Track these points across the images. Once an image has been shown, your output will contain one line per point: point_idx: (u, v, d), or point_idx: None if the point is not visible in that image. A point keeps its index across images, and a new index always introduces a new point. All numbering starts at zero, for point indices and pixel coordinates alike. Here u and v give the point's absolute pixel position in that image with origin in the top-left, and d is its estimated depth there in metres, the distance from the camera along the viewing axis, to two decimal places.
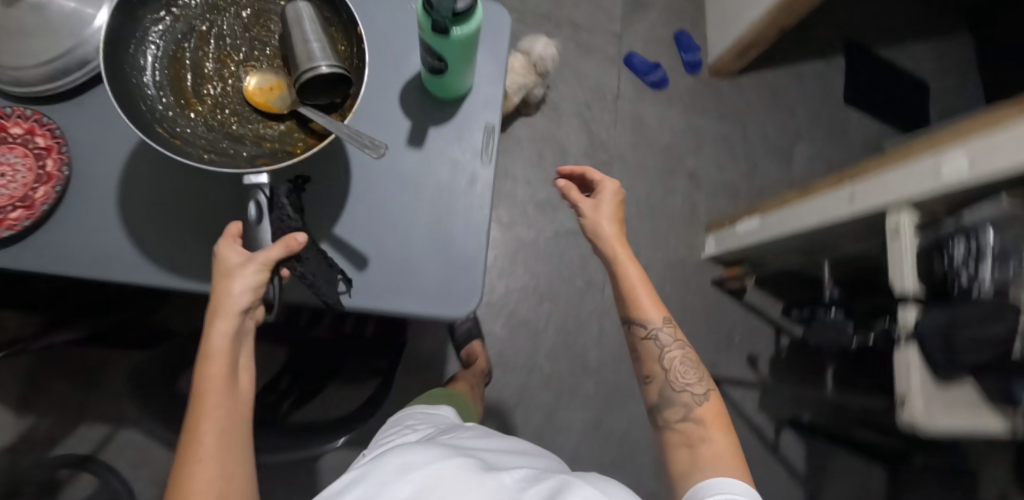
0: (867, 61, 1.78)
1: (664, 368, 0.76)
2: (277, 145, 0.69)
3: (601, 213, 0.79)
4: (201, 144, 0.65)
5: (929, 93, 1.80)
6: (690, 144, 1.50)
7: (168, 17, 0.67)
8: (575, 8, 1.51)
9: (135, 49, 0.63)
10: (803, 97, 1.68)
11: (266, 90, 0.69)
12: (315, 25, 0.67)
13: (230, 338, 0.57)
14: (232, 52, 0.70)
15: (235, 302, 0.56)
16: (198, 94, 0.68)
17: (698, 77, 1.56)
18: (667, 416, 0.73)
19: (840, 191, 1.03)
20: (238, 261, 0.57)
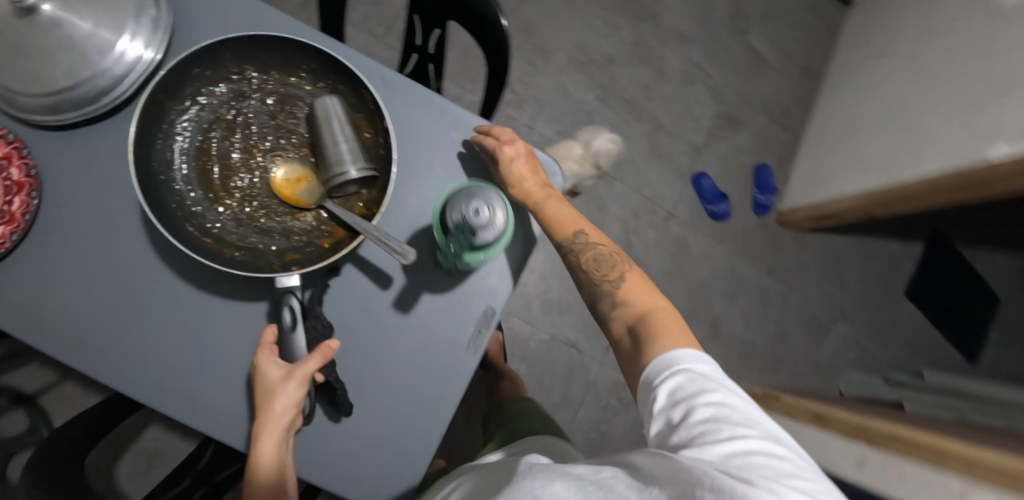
0: (944, 258, 1.63)
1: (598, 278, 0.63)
2: (307, 240, 0.63)
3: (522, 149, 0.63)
4: (228, 242, 0.60)
5: (998, 313, 1.64)
6: (726, 289, 1.39)
7: (199, 106, 0.61)
8: (662, 106, 1.39)
9: (163, 144, 0.59)
10: (864, 273, 1.55)
11: (294, 182, 0.62)
12: (344, 122, 0.59)
13: (278, 450, 0.54)
14: (258, 140, 0.63)
15: (280, 416, 0.53)
16: (226, 188, 0.62)
17: (763, 220, 1.43)
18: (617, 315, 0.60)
19: (854, 446, 0.92)
20: (280, 377, 0.54)
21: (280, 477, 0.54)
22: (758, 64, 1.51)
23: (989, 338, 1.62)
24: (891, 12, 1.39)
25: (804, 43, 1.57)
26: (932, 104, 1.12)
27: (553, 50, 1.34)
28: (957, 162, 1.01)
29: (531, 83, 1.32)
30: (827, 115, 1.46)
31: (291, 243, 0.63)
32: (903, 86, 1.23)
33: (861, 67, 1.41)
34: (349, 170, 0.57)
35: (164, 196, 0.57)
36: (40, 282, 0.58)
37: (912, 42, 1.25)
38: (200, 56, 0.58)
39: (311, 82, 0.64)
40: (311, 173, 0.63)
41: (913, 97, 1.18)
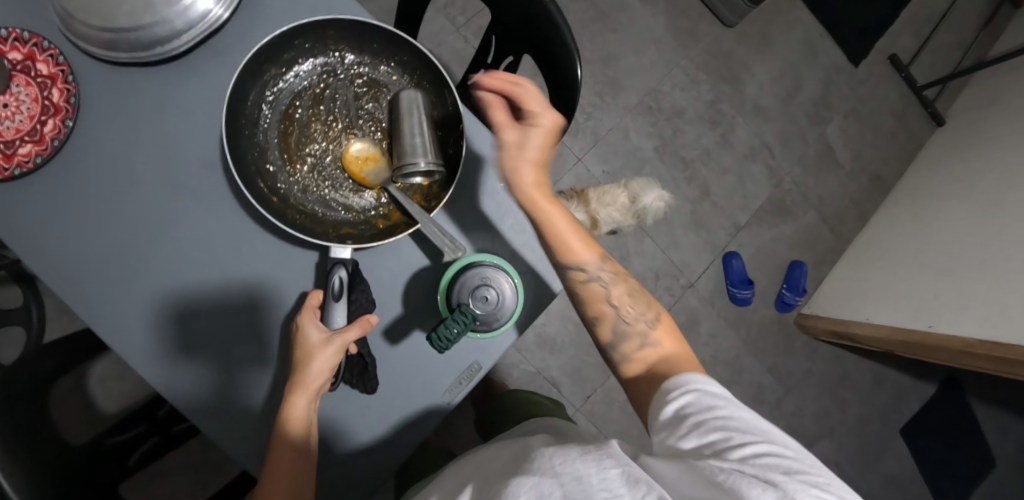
0: (949, 407, 1.57)
1: (616, 307, 0.56)
2: (363, 221, 0.61)
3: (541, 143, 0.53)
4: (292, 208, 0.58)
5: (987, 479, 1.58)
6: (721, 375, 1.35)
7: (295, 72, 0.58)
8: (717, 174, 1.34)
9: (253, 99, 0.56)
10: (865, 399, 1.50)
11: (363, 160, 0.60)
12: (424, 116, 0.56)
13: (309, 413, 0.51)
14: (339, 114, 0.60)
15: (317, 379, 0.50)
16: (300, 152, 0.59)
17: (782, 317, 1.38)
18: (628, 359, 0.54)
19: None
20: (320, 341, 0.51)
21: (306, 442, 0.51)
22: (827, 159, 1.44)
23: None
24: (980, 147, 1.32)
25: (881, 151, 1.49)
26: (994, 260, 1.05)
27: (625, 86, 1.30)
28: (1008, 334, 0.95)
29: (593, 114, 1.27)
30: (880, 233, 1.39)
31: (348, 218, 0.61)
32: (970, 231, 1.16)
33: (930, 194, 1.34)
34: (418, 161, 0.54)
35: (244, 154, 0.55)
36: (50, 202, 0.57)
37: (994, 187, 1.18)
38: (306, 28, 0.55)
39: (399, 73, 0.60)
40: (381, 154, 0.60)
41: (976, 246, 1.12)
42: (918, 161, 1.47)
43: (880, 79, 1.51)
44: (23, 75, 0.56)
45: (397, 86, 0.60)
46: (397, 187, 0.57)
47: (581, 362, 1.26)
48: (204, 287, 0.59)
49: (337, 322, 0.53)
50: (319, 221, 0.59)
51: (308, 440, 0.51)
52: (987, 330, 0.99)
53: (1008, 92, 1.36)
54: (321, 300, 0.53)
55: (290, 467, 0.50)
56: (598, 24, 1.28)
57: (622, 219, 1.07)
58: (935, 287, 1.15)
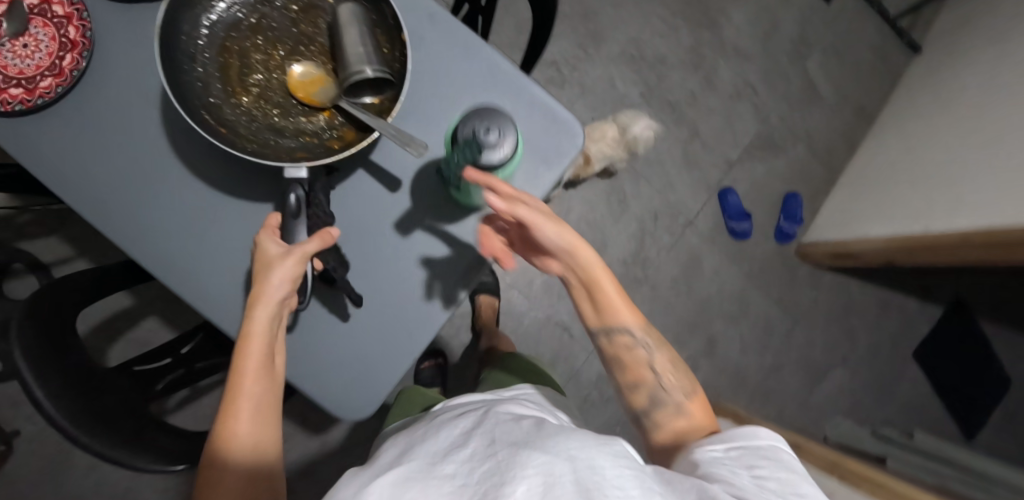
0: (961, 328, 1.59)
1: (657, 374, 0.61)
2: (316, 143, 0.63)
3: (553, 235, 0.54)
4: (242, 136, 0.61)
5: (1006, 396, 1.60)
6: (730, 311, 1.37)
7: (225, 4, 0.61)
8: (705, 115, 1.38)
9: (188, 33, 0.59)
10: (874, 327, 1.52)
11: (309, 82, 0.62)
12: (363, 27, 0.59)
13: (270, 327, 0.55)
14: (277, 43, 0.63)
15: (274, 291, 0.54)
16: (244, 84, 0.62)
17: (782, 249, 1.41)
18: (659, 423, 0.60)
19: (824, 478, 0.91)
20: (278, 253, 0.54)
21: (267, 356, 0.55)
22: (810, 94, 1.48)
23: (989, 419, 1.58)
24: (957, 63, 1.35)
25: (863, 82, 1.53)
26: (980, 161, 1.09)
27: (607, 38, 1.34)
28: (1002, 219, 0.98)
29: (579, 66, 1.32)
30: (870, 159, 1.42)
31: (302, 143, 0.63)
32: (954, 141, 1.19)
33: (915, 114, 1.37)
34: (365, 69, 0.57)
35: (186, 85, 0.58)
36: (70, 135, 0.61)
37: (974, 97, 1.21)
38: None
39: None
40: (326, 76, 0.63)
41: (961, 152, 1.15)
42: (901, 88, 1.51)
43: (854, 14, 1.56)
44: (39, 16, 0.60)
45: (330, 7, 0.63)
46: (350, 101, 0.60)
47: None
48: (203, 210, 0.63)
49: (300, 237, 0.56)
50: (270, 145, 0.61)
51: (272, 352, 0.55)
52: (980, 221, 1.02)
53: (980, 11, 1.40)
54: (281, 223, 0.57)
55: (254, 374, 0.54)
56: None
57: (614, 153, 1.12)
58: (926, 194, 1.18)
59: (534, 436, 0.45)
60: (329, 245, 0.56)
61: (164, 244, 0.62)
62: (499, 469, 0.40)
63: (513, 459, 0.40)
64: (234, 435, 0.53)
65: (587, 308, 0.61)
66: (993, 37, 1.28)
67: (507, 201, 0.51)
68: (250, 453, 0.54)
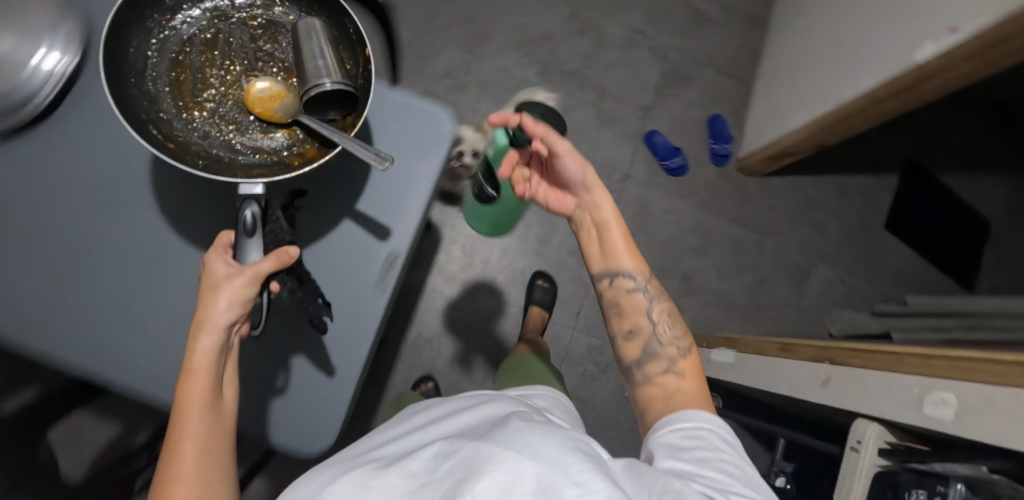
0: (923, 187, 1.61)
1: (651, 323, 0.78)
2: (274, 158, 0.63)
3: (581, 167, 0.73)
4: (195, 153, 0.61)
5: (986, 236, 1.62)
6: (694, 243, 1.38)
7: (182, 20, 0.63)
8: (605, 73, 1.42)
9: (137, 48, 0.59)
10: (838, 215, 1.53)
11: (267, 98, 0.61)
12: (325, 42, 0.60)
13: (216, 355, 0.52)
14: (232, 61, 0.64)
15: (221, 315, 0.52)
16: (196, 100, 0.63)
17: (723, 170, 1.44)
18: (648, 376, 0.74)
19: (817, 366, 0.90)
20: (227, 274, 0.53)
21: (214, 386, 0.52)
22: (699, 21, 1.52)
23: (977, 261, 1.60)
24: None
25: None
26: (871, 24, 1.12)
27: (490, 34, 1.38)
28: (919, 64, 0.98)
29: (472, 68, 1.35)
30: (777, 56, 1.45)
31: (258, 160, 0.63)
32: (841, 15, 1.22)
33: (800, 3, 1.41)
34: (325, 81, 0.58)
35: (131, 96, 0.58)
36: None
37: None
38: None
39: (293, 11, 0.66)
40: (288, 93, 0.62)
41: (851, 22, 1.18)
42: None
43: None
44: None
45: (291, 22, 0.65)
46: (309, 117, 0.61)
47: (560, 283, 1.29)
48: (142, 264, 0.64)
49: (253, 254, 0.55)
50: (226, 163, 0.61)
51: (218, 385, 0.53)
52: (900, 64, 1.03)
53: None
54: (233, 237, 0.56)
55: (201, 408, 0.50)
56: None
57: None
58: (836, 63, 1.20)
59: (501, 431, 0.43)
60: (286, 265, 0.56)
61: (102, 293, 0.63)
62: (461, 476, 0.38)
63: (476, 456, 0.39)
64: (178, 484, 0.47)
65: (597, 255, 0.80)
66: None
67: (568, 151, 0.71)
68: None
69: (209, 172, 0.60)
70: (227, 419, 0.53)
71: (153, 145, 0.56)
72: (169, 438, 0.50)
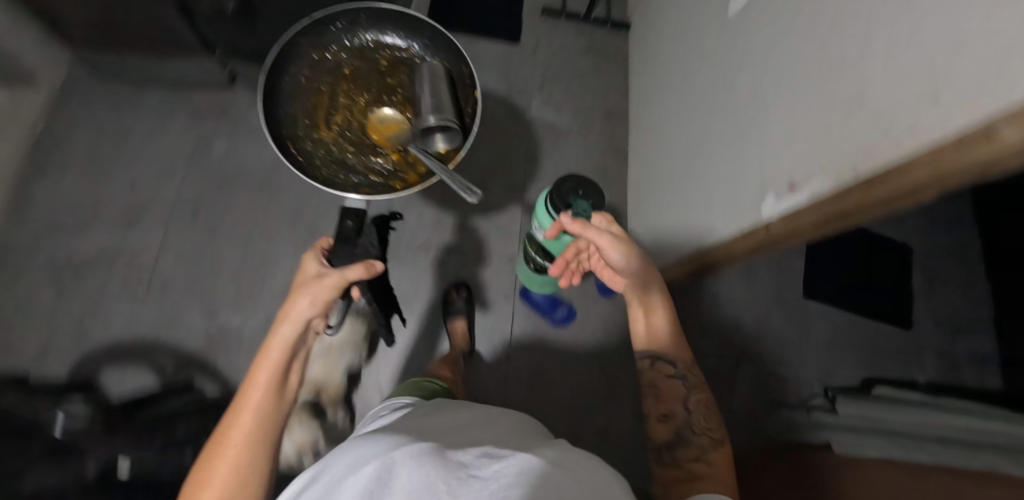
0: None
1: (686, 408, 0.92)
2: (380, 178, 0.95)
3: (629, 253, 0.92)
4: (317, 164, 0.92)
5: None
6: (601, 392, 1.23)
7: (328, 54, 0.98)
8: (463, 233, 1.33)
9: (293, 74, 0.95)
10: (750, 293, 1.42)
11: (389, 126, 1.01)
12: (443, 88, 0.95)
13: (290, 341, 0.73)
14: (365, 106, 1.02)
15: (303, 307, 0.74)
16: (328, 125, 0.97)
17: (614, 299, 1.32)
18: (678, 464, 0.85)
19: None
20: (314, 275, 0.79)
21: (283, 364, 0.72)
22: (552, 136, 1.42)
23: None
24: (667, 43, 1.28)
25: (596, 90, 1.48)
26: (727, 164, 0.96)
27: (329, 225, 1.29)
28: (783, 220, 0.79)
29: None
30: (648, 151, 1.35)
31: (366, 180, 0.95)
32: (699, 139, 1.08)
33: (662, 106, 1.28)
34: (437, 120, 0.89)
35: (287, 115, 0.93)
36: None
37: (693, 89, 1.12)
38: (345, 12, 0.95)
39: (419, 54, 1.02)
40: (400, 124, 1.01)
41: (709, 155, 1.03)
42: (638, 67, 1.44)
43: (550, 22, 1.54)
44: None
45: (412, 60, 1.03)
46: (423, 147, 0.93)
47: None
48: None
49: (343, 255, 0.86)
50: (340, 177, 0.93)
51: (284, 372, 0.72)
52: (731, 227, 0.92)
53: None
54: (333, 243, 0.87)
55: (267, 385, 0.70)
56: (262, 198, 1.29)
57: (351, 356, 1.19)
58: (696, 197, 1.08)
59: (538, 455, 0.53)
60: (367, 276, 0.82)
61: None
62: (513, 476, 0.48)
63: (520, 467, 0.48)
64: (230, 443, 0.67)
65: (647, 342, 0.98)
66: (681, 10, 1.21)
67: (617, 239, 0.92)
68: (241, 472, 0.65)
69: (330, 183, 0.91)
70: (286, 401, 0.73)
71: (295, 166, 0.88)
72: (245, 390, 0.71)
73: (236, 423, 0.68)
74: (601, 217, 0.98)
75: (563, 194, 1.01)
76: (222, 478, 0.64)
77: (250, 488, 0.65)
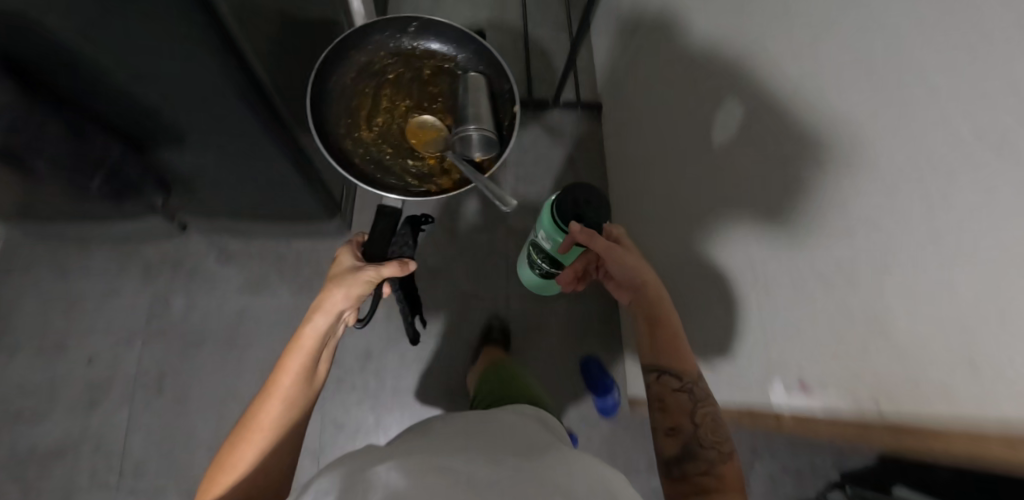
0: None
1: (696, 423, 0.75)
2: (416, 182, 1.04)
3: (629, 268, 0.82)
4: (357, 161, 1.02)
5: None
6: None
7: (374, 49, 1.05)
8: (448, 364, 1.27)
9: (343, 73, 1.02)
10: None
11: (423, 131, 1.07)
12: (483, 101, 1.00)
13: (321, 331, 0.73)
14: (407, 104, 1.09)
15: (338, 303, 0.75)
16: (370, 127, 1.06)
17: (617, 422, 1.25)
18: (682, 481, 0.69)
19: None
20: (351, 266, 0.80)
21: (313, 352, 0.72)
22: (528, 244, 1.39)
23: None
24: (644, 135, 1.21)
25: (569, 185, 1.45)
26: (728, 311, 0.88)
27: None
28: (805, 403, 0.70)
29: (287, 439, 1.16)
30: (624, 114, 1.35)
31: (404, 180, 1.04)
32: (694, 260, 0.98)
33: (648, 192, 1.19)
34: (475, 129, 0.95)
35: (328, 116, 1.01)
36: None
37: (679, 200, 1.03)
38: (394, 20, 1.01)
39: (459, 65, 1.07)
40: (439, 131, 1.07)
41: (707, 298, 0.94)
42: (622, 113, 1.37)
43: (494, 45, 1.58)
44: None
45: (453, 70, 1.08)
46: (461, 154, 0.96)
47: None
48: None
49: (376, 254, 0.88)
50: (379, 177, 1.03)
51: (313, 361, 0.71)
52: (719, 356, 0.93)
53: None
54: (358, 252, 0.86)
55: (295, 387, 0.69)
56: (231, 357, 1.21)
57: None
58: (706, 305, 0.95)
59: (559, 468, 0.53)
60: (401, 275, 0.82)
61: None
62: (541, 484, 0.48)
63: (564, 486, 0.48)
64: (261, 429, 0.66)
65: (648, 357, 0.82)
66: (653, 98, 1.14)
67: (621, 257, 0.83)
68: (258, 458, 0.64)
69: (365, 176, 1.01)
70: (309, 387, 0.73)
71: (336, 164, 0.96)
72: (273, 382, 0.68)
73: (265, 408, 0.67)
74: (610, 228, 0.89)
75: (569, 208, 0.86)
76: (243, 461, 0.63)
77: (269, 485, 0.65)
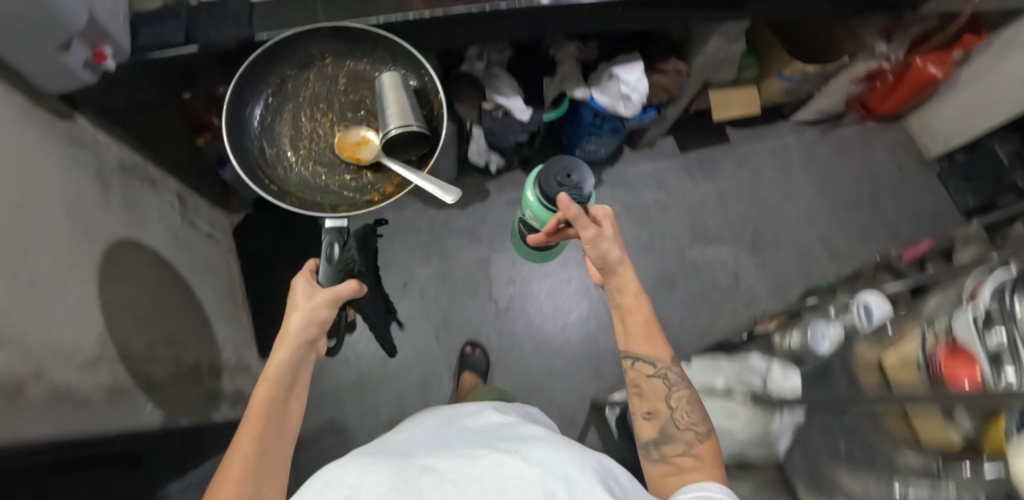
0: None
1: (670, 405, 0.45)
2: (357, 195, 0.55)
3: (600, 253, 0.50)
4: (290, 190, 0.54)
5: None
6: None
7: (295, 72, 0.57)
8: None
9: (255, 95, 0.55)
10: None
11: (353, 142, 0.57)
12: (400, 95, 0.54)
13: (292, 367, 0.46)
14: (329, 115, 0.58)
15: (309, 329, 0.48)
16: (295, 143, 0.57)
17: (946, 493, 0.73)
18: (662, 466, 0.43)
19: None
20: (310, 290, 0.51)
21: (287, 394, 0.45)
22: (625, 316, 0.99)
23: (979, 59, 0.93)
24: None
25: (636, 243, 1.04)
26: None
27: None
28: None
29: None
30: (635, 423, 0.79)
31: (344, 196, 0.55)
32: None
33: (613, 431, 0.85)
34: (393, 128, 0.52)
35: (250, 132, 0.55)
36: None
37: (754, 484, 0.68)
38: (284, 45, 0.55)
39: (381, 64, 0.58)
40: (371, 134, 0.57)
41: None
42: None
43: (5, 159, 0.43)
44: None
45: (373, 71, 0.58)
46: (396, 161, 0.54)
47: None
48: None
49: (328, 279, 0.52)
50: (313, 201, 0.53)
51: (292, 398, 0.46)
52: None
53: None
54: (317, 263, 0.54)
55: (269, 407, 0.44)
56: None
57: None
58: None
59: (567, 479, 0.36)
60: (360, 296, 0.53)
61: None
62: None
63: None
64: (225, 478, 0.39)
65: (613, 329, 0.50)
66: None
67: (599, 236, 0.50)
68: None
69: (306, 199, 0.54)
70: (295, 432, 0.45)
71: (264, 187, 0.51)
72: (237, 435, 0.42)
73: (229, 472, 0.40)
74: (596, 206, 0.53)
75: (556, 183, 0.57)
76: None
77: None
